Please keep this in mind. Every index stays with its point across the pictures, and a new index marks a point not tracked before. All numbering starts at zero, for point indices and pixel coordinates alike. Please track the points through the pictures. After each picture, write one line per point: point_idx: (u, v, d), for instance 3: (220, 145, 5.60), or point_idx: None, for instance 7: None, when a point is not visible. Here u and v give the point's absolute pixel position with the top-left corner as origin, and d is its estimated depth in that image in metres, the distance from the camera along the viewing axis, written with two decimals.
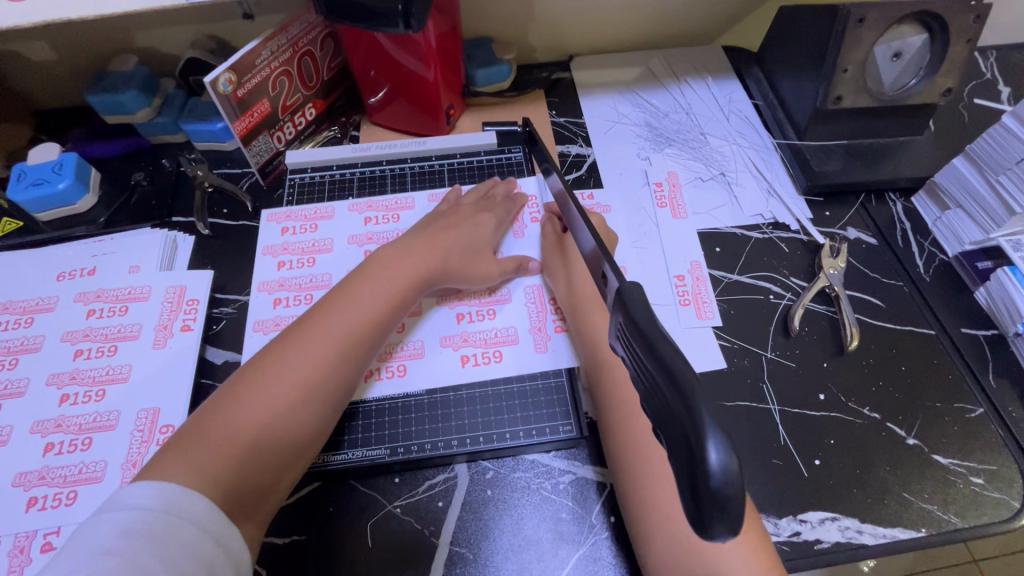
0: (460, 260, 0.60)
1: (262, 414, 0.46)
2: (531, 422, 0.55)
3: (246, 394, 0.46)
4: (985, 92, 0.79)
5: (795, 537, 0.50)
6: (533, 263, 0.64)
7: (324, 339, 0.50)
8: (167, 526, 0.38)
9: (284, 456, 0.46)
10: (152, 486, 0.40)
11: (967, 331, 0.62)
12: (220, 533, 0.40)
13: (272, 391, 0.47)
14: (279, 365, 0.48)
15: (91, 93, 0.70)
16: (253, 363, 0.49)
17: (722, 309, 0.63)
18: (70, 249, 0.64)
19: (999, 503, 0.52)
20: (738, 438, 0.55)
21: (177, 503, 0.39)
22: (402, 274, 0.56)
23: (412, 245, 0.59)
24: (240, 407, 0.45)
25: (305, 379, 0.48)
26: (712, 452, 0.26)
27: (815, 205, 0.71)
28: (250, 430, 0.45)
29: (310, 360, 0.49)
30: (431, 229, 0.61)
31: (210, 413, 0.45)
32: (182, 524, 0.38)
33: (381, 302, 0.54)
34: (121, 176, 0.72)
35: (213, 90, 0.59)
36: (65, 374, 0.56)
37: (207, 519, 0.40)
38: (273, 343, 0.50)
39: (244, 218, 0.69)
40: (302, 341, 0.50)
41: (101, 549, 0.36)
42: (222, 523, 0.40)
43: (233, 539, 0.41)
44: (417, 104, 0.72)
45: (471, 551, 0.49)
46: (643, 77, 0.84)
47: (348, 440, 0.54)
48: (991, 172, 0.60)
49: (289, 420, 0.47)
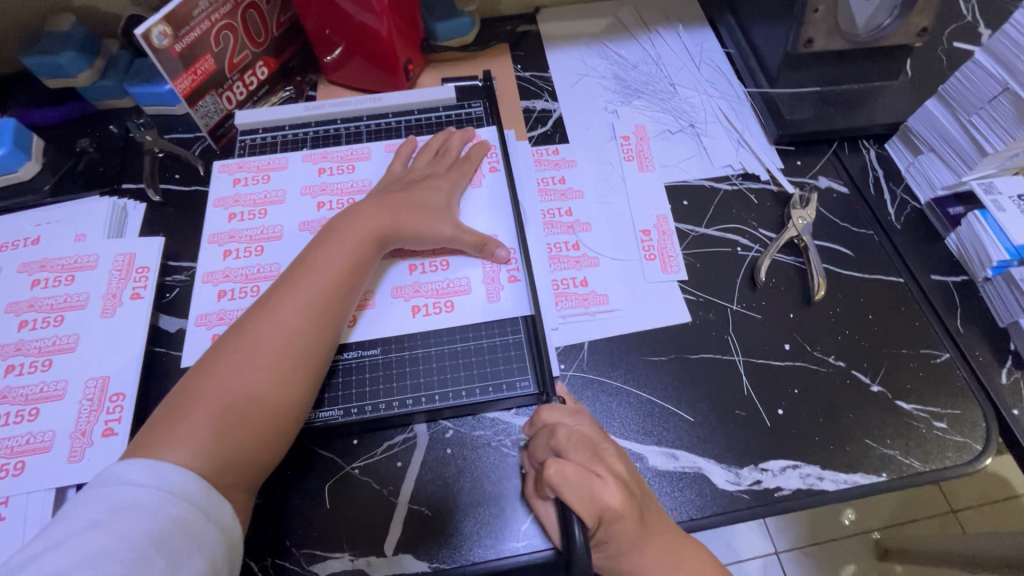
0: (418, 217, 0.57)
1: (223, 388, 0.45)
2: (488, 379, 0.54)
3: (208, 372, 0.46)
4: (966, 35, 0.76)
5: (756, 486, 0.50)
6: (501, 250, 0.58)
7: (289, 314, 0.49)
8: (159, 501, 0.39)
9: (243, 427, 0.45)
10: (146, 464, 0.40)
11: (936, 278, 0.61)
12: (209, 506, 0.41)
13: (246, 368, 0.46)
14: (250, 340, 0.47)
15: (27, 56, 0.66)
16: (225, 339, 0.49)
17: (688, 263, 0.61)
18: (14, 217, 0.62)
19: (961, 446, 0.52)
20: (699, 389, 0.55)
21: (170, 479, 0.40)
22: (360, 238, 0.54)
23: (364, 207, 0.56)
24: (200, 385, 0.46)
25: (260, 353, 0.47)
26: (576, 530, 0.41)
27: (786, 155, 0.69)
28: (226, 404, 0.45)
29: (277, 337, 0.48)
30: (392, 190, 0.59)
31: (186, 391, 0.46)
32: (173, 500, 0.39)
33: (343, 273, 0.52)
34: (66, 143, 0.70)
35: (147, 43, 0.55)
36: (9, 345, 0.54)
37: (196, 496, 0.40)
38: (238, 322, 0.49)
39: (196, 182, 0.66)
40: (261, 315, 0.49)
41: (92, 522, 0.37)
42: (212, 497, 0.41)
43: (224, 512, 0.41)
44: (373, 61, 0.69)
45: (430, 509, 0.49)
46: (613, 27, 0.80)
47: (318, 398, 0.52)
48: (964, 112, 0.59)
49: (243, 394, 0.45)
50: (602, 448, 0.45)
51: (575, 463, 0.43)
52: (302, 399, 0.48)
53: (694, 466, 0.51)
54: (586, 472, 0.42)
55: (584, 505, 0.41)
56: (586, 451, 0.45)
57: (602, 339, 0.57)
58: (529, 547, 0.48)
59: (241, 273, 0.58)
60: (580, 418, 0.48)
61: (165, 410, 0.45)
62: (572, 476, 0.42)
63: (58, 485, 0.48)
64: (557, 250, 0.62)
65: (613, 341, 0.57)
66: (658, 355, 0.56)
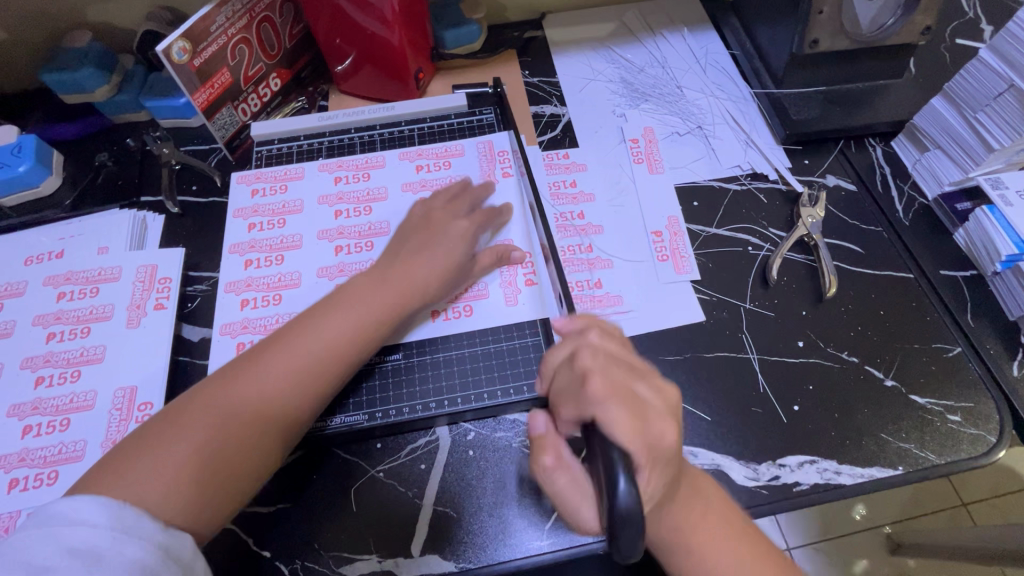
0: (441, 236, 0.55)
1: (243, 411, 0.44)
2: (508, 381, 0.55)
3: (235, 387, 0.45)
4: (968, 32, 0.76)
5: (774, 481, 0.51)
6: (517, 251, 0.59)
7: (324, 344, 0.47)
8: (114, 542, 0.35)
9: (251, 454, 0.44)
10: (99, 503, 0.36)
11: (946, 273, 0.61)
12: (170, 542, 0.37)
13: (235, 416, 0.44)
14: (248, 388, 0.45)
15: (45, 72, 0.67)
16: (253, 352, 0.47)
17: (700, 264, 0.62)
18: (36, 232, 0.63)
19: (976, 439, 0.53)
20: (714, 387, 0.55)
21: (129, 518, 0.36)
22: (397, 278, 0.52)
23: (404, 238, 0.56)
24: (220, 398, 0.44)
25: (289, 381, 0.46)
26: (620, 480, 0.33)
27: (793, 154, 0.70)
28: (243, 422, 0.44)
29: (306, 365, 0.47)
30: (419, 217, 0.57)
31: (203, 400, 0.44)
32: (127, 540, 0.35)
33: (356, 334, 0.49)
34: (85, 157, 0.71)
35: (167, 59, 0.57)
36: (39, 357, 0.55)
37: (156, 534, 0.37)
38: (274, 338, 0.48)
39: (213, 193, 0.68)
40: (295, 340, 0.47)
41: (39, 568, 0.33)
42: (172, 533, 0.38)
43: (185, 549, 0.38)
44: (385, 71, 0.70)
45: (455, 509, 0.50)
46: (618, 31, 0.81)
47: (341, 403, 0.53)
48: (969, 110, 0.60)
49: (262, 418, 0.45)
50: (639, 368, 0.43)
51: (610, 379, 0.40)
52: (282, 451, 0.46)
53: (713, 463, 0.52)
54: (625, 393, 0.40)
55: (627, 429, 0.37)
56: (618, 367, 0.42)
57: None
58: (554, 546, 0.49)
59: (263, 281, 0.59)
60: (591, 333, 0.45)
61: (178, 415, 0.44)
62: (609, 393, 0.39)
63: None
64: (571, 252, 0.63)
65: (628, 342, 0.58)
66: (674, 355, 0.57)
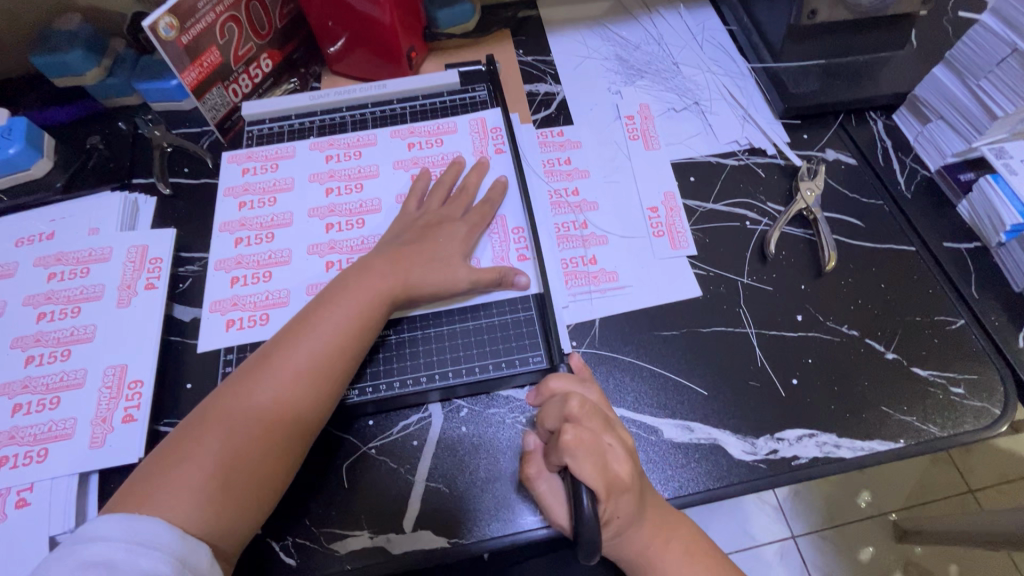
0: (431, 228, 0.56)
1: (249, 415, 0.45)
2: (500, 355, 0.54)
3: (241, 395, 0.46)
4: (973, 4, 0.75)
5: (772, 455, 0.50)
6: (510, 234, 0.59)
7: (322, 341, 0.48)
8: (127, 555, 0.37)
9: (264, 457, 0.44)
10: (119, 518, 0.38)
11: (950, 245, 0.60)
12: (184, 552, 0.39)
13: (239, 437, 0.44)
14: (246, 401, 0.45)
15: (36, 55, 0.67)
16: (257, 357, 0.48)
17: (697, 238, 0.61)
18: (28, 215, 0.63)
19: (980, 411, 0.52)
20: (711, 363, 0.54)
21: (141, 530, 0.38)
22: (388, 271, 0.52)
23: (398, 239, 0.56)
24: (228, 407, 0.45)
25: (290, 382, 0.46)
26: (583, 499, 0.40)
27: (792, 129, 0.69)
28: (251, 426, 0.44)
29: (306, 363, 0.47)
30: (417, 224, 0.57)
31: (214, 409, 0.45)
32: (141, 550, 0.37)
33: (353, 327, 0.49)
34: (76, 140, 0.70)
35: (154, 35, 0.56)
36: (28, 337, 0.55)
37: (171, 542, 0.38)
38: (275, 341, 0.49)
39: (204, 174, 0.67)
40: (295, 342, 0.48)
41: None
42: (187, 541, 0.39)
43: (200, 557, 0.39)
44: (377, 50, 0.69)
45: (448, 486, 0.49)
46: (614, 9, 0.80)
47: None
48: (972, 78, 0.58)
49: (268, 420, 0.45)
50: (611, 419, 0.46)
51: (587, 430, 0.44)
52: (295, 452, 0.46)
53: (709, 438, 0.51)
54: (596, 440, 0.43)
55: (591, 473, 0.41)
56: (598, 420, 0.45)
57: (613, 316, 0.57)
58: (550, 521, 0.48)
59: (252, 259, 0.59)
60: (590, 386, 0.49)
61: (191, 427, 0.45)
62: (581, 445, 0.42)
63: (81, 471, 0.49)
64: (565, 229, 0.62)
65: (623, 318, 0.57)
66: (670, 330, 0.56)
